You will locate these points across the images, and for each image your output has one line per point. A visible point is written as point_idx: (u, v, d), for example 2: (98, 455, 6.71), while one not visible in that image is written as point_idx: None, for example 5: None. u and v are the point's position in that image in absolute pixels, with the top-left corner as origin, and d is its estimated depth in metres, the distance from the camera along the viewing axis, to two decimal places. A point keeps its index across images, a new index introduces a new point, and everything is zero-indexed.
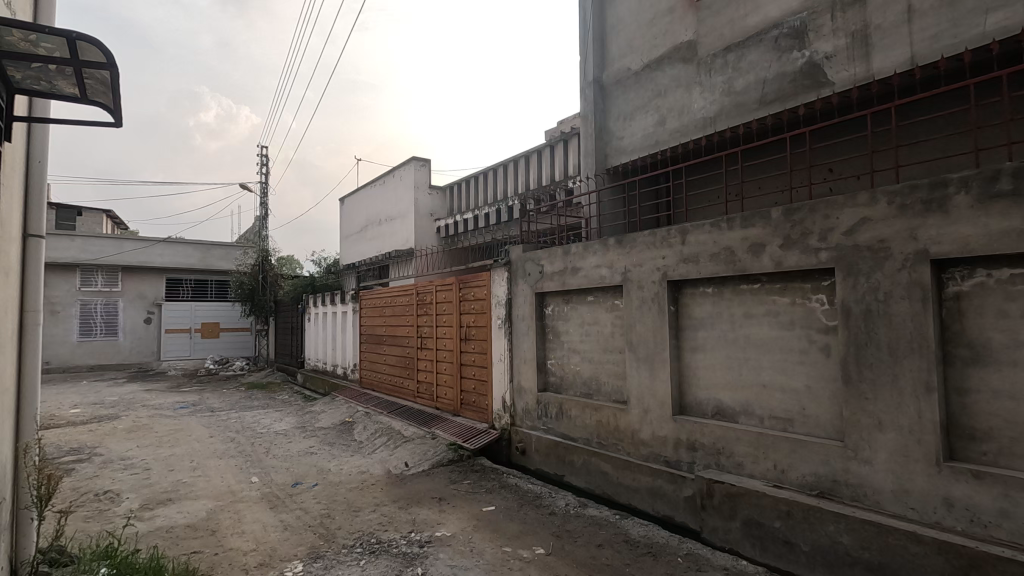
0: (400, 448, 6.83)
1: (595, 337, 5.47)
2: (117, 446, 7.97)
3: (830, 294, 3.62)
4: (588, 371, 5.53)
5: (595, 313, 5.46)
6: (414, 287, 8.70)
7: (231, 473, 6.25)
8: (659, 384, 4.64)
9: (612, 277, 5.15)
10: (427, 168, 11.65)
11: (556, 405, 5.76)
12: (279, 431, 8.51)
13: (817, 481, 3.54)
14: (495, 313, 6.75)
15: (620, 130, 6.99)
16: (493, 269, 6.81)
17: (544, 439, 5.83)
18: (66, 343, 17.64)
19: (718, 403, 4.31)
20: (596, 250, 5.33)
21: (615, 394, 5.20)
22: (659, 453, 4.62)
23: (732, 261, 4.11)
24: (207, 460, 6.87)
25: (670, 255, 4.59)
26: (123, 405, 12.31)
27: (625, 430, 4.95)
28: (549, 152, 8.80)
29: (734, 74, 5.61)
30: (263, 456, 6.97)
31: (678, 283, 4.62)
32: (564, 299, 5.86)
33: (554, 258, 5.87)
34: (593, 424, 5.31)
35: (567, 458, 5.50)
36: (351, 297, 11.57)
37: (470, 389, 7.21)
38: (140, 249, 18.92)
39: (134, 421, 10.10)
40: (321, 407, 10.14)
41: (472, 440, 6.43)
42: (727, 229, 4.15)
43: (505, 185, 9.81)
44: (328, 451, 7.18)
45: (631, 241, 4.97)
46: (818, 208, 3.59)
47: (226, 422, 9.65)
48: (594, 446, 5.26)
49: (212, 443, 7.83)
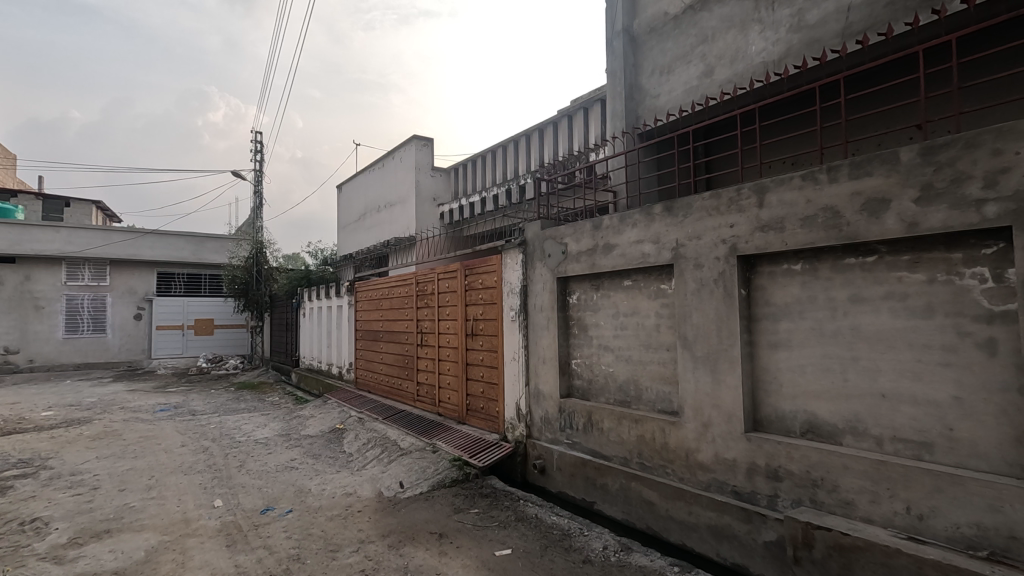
0: (395, 463, 5.77)
1: (632, 331, 4.41)
2: (74, 457, 6.94)
3: (996, 267, 2.53)
4: (625, 374, 4.47)
5: (634, 301, 4.38)
6: (414, 276, 7.63)
7: (191, 495, 5.20)
8: (724, 392, 3.57)
9: (657, 256, 4.07)
10: (429, 147, 10.64)
11: (584, 414, 4.70)
12: (259, 440, 7.47)
13: (982, 536, 2.46)
14: (507, 304, 5.67)
15: (655, 88, 5.88)
16: (504, 251, 5.75)
17: (569, 457, 4.77)
18: (51, 341, 16.75)
19: (809, 417, 3.24)
20: (636, 222, 4.26)
21: (661, 403, 4.14)
22: (725, 481, 3.56)
23: (836, 226, 3.01)
24: (167, 477, 5.82)
25: (741, 222, 3.51)
26: (100, 406, 11.31)
27: (677, 449, 3.89)
28: (567, 122, 7.71)
29: (806, 4, 4.50)
30: (234, 471, 5.91)
31: (751, 259, 3.54)
32: (593, 285, 4.79)
33: (581, 235, 4.79)
34: (632, 441, 4.25)
35: (599, 480, 4.45)
36: (346, 290, 10.56)
37: (478, 394, 6.16)
38: (128, 241, 17.92)
39: (105, 426, 9.10)
40: (311, 411, 9.09)
41: (480, 455, 5.35)
42: (828, 182, 3.05)
43: (517, 162, 8.74)
44: (311, 465, 6.13)
45: (683, 207, 3.88)
46: (982, 141, 2.49)
47: (203, 428, 8.62)
48: (634, 468, 4.21)
49: (180, 455, 6.79)
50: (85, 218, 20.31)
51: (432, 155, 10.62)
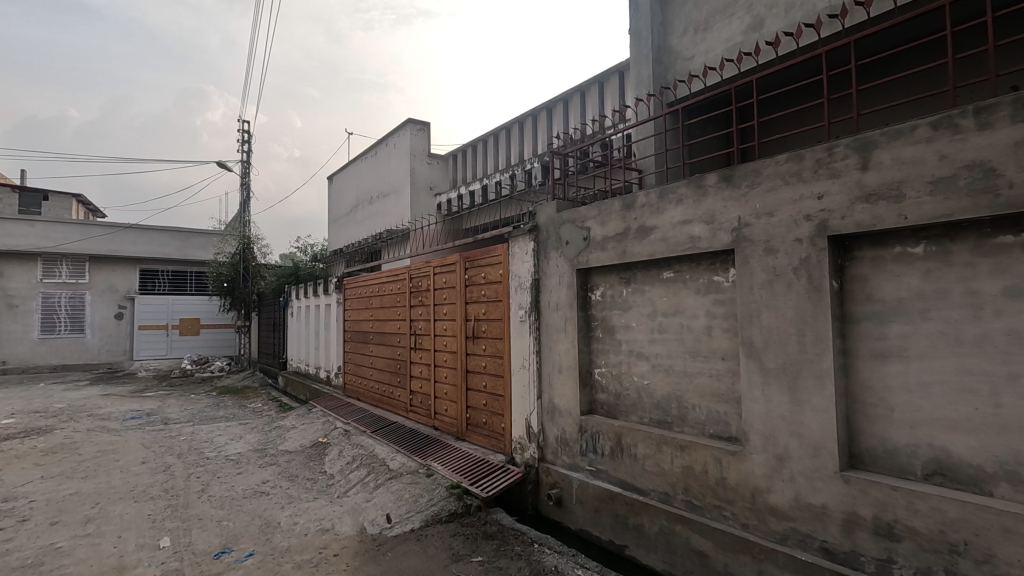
0: (382, 490, 4.88)
1: (674, 335, 3.55)
2: (15, 476, 6.04)
3: None
4: (664, 388, 3.61)
5: (677, 297, 3.52)
6: (408, 271, 6.75)
7: (135, 531, 4.31)
8: (809, 417, 2.71)
9: (711, 240, 3.20)
10: (427, 132, 9.76)
11: (611, 436, 3.84)
12: (231, 456, 6.58)
13: None
14: (514, 302, 4.80)
15: (688, 49, 5.01)
16: (511, 239, 4.86)
17: (592, 488, 3.91)
18: (26, 341, 15.85)
19: (937, 456, 2.38)
20: (682, 199, 3.38)
21: (714, 427, 3.28)
22: (809, 534, 2.70)
23: (989, 191, 2.16)
24: (114, 505, 4.93)
25: (834, 191, 2.64)
26: (67, 413, 10.39)
27: (738, 488, 3.03)
28: (579, 99, 6.85)
29: None
30: (192, 498, 5.01)
31: (845, 240, 2.68)
32: (622, 278, 3.92)
33: (607, 217, 3.92)
34: (675, 473, 3.40)
35: (632, 520, 3.59)
36: (335, 287, 9.67)
37: (479, 406, 5.29)
38: (108, 236, 17.00)
39: (64, 437, 8.18)
40: (292, 421, 8.20)
41: (483, 482, 4.47)
42: (975, 129, 2.20)
43: (522, 146, 7.87)
44: (284, 490, 5.24)
45: (748, 176, 3.01)
46: None
47: (173, 440, 7.71)
48: (679, 507, 3.35)
49: (136, 475, 5.89)
50: (66, 212, 19.35)
51: (429, 141, 9.73)
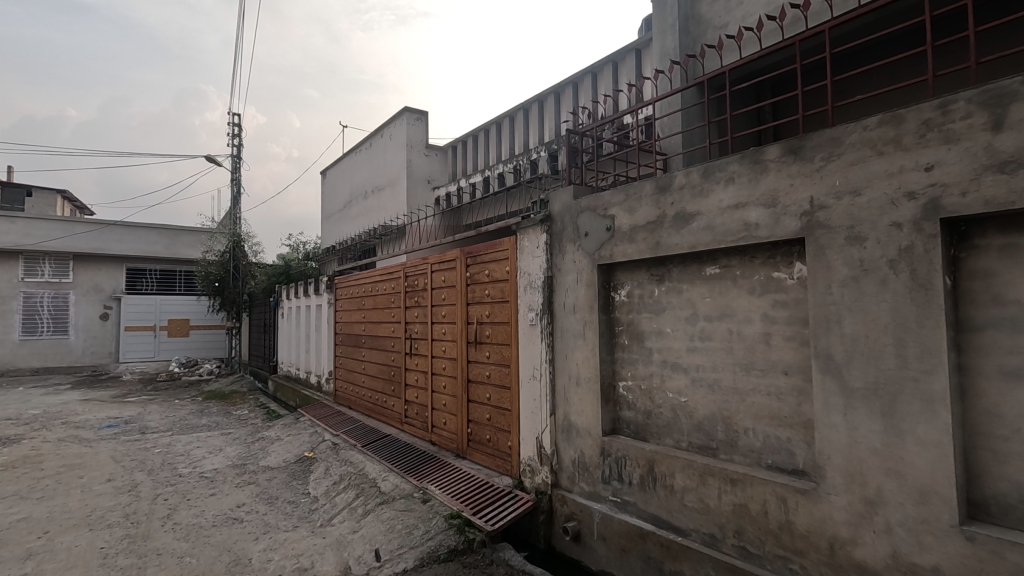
0: (371, 518, 4.25)
1: (721, 343, 2.94)
2: None
3: None
4: (707, 407, 3.00)
5: (725, 297, 2.92)
6: (403, 268, 6.14)
7: (81, 571, 3.67)
8: (913, 453, 2.10)
9: (774, 226, 2.60)
10: (423, 122, 9.13)
11: (641, 463, 3.23)
12: (207, 473, 5.94)
13: None
14: (523, 303, 4.19)
15: (721, 15, 4.39)
16: (520, 231, 4.24)
17: (618, 524, 3.30)
18: (6, 342, 15.19)
19: None
20: (734, 177, 2.77)
21: (774, 458, 2.67)
22: None
23: None
24: (64, 535, 4.30)
25: (951, 159, 2.03)
26: (40, 421, 9.73)
27: (810, 537, 2.42)
28: (590, 81, 6.24)
29: None
30: (154, 527, 4.38)
31: (962, 225, 2.08)
32: (654, 276, 3.32)
33: (636, 203, 3.32)
34: (724, 511, 2.78)
35: (669, 565, 2.98)
36: (326, 286, 9.05)
37: (483, 421, 4.68)
38: (93, 233, 16.36)
39: (28, 449, 7.52)
40: (277, 432, 7.57)
41: (489, 511, 3.86)
42: None
43: (527, 134, 7.28)
44: (261, 516, 4.61)
45: (825, 146, 2.40)
46: None
47: (146, 453, 7.06)
48: (729, 554, 2.74)
49: (97, 496, 5.25)
50: (50, 209, 18.71)
51: (426, 131, 9.11)
